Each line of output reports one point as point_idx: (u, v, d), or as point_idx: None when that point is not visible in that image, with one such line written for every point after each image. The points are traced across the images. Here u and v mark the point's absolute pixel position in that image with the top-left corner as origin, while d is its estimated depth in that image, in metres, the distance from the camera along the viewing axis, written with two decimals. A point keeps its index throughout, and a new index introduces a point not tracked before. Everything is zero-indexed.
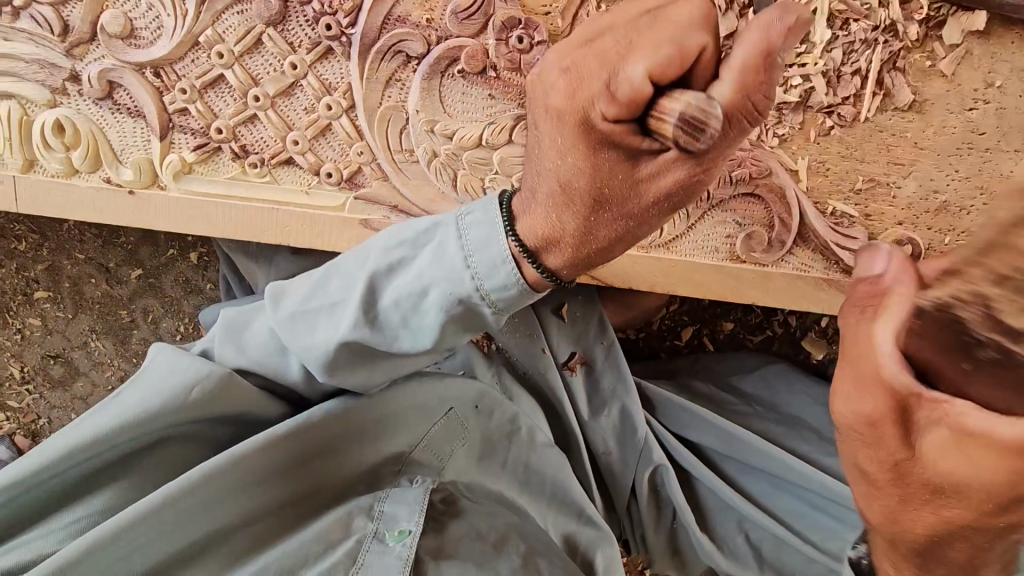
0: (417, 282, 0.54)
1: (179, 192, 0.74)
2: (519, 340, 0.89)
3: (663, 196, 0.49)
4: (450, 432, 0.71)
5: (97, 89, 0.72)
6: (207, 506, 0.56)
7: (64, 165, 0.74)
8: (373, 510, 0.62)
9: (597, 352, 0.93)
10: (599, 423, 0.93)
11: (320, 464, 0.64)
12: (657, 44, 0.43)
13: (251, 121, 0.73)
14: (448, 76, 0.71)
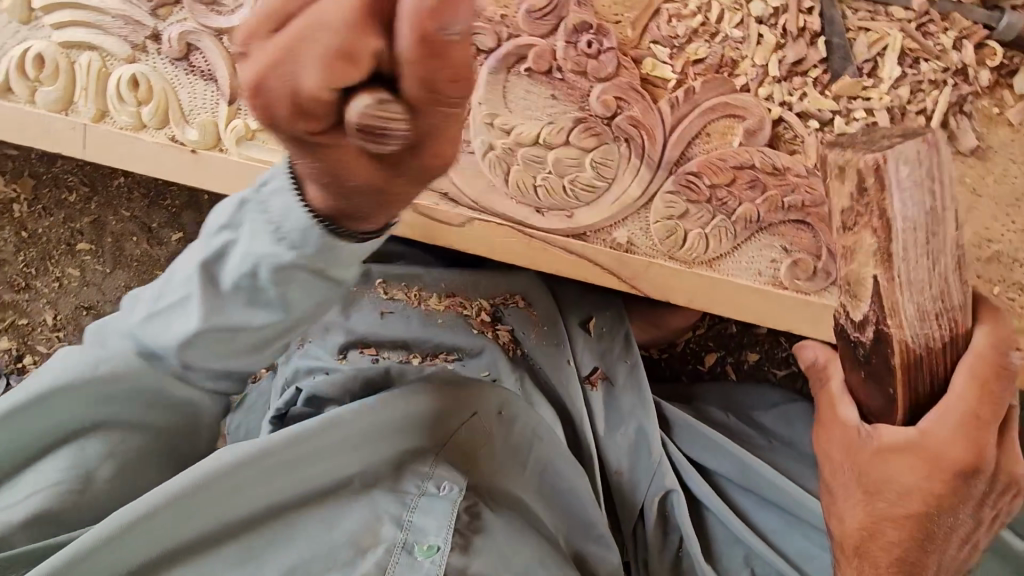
0: (246, 262, 0.52)
1: (239, 156, 0.76)
2: (545, 348, 0.96)
3: (398, 180, 0.44)
4: (475, 436, 0.72)
5: (175, 49, 0.74)
6: (240, 490, 0.59)
7: (135, 119, 0.76)
8: (402, 519, 0.63)
9: (620, 369, 0.97)
10: (617, 440, 0.92)
11: (347, 456, 0.65)
12: (324, 53, 0.38)
13: None
14: (514, 74, 0.72)
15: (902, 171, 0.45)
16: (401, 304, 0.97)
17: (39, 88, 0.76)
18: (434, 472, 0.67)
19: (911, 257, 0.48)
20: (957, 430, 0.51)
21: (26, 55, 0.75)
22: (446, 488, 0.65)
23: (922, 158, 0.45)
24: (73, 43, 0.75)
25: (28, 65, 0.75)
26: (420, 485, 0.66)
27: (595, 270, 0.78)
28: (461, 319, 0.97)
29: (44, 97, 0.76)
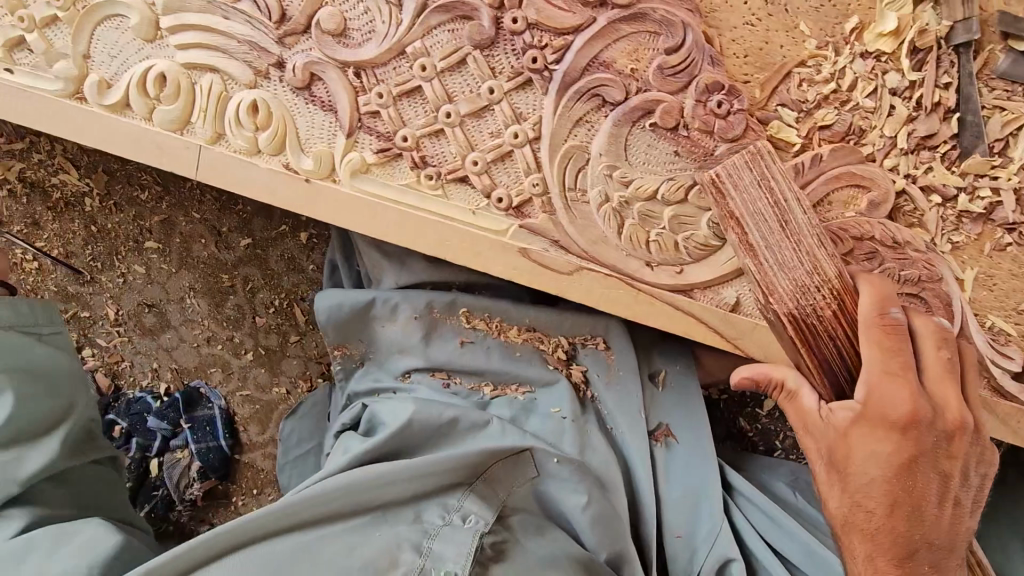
0: None
1: (352, 189, 0.76)
2: (615, 395, 0.95)
3: None
4: (507, 471, 0.79)
5: (298, 78, 0.74)
6: (269, 517, 0.70)
7: (249, 144, 0.76)
8: (422, 546, 0.71)
9: (692, 427, 0.96)
10: (678, 503, 0.91)
11: (377, 490, 0.75)
12: None
13: (437, 135, 0.74)
14: (637, 127, 0.72)
15: (745, 176, 0.68)
16: (481, 335, 0.98)
17: (157, 106, 0.76)
18: (462, 506, 0.76)
19: (765, 228, 0.69)
20: (878, 384, 0.65)
21: (148, 73, 0.75)
22: (471, 521, 0.73)
23: (750, 167, 0.68)
24: (196, 64, 0.74)
25: (148, 83, 0.75)
26: (443, 518, 0.75)
27: (700, 331, 0.77)
28: (537, 349, 0.99)
29: (161, 116, 0.76)
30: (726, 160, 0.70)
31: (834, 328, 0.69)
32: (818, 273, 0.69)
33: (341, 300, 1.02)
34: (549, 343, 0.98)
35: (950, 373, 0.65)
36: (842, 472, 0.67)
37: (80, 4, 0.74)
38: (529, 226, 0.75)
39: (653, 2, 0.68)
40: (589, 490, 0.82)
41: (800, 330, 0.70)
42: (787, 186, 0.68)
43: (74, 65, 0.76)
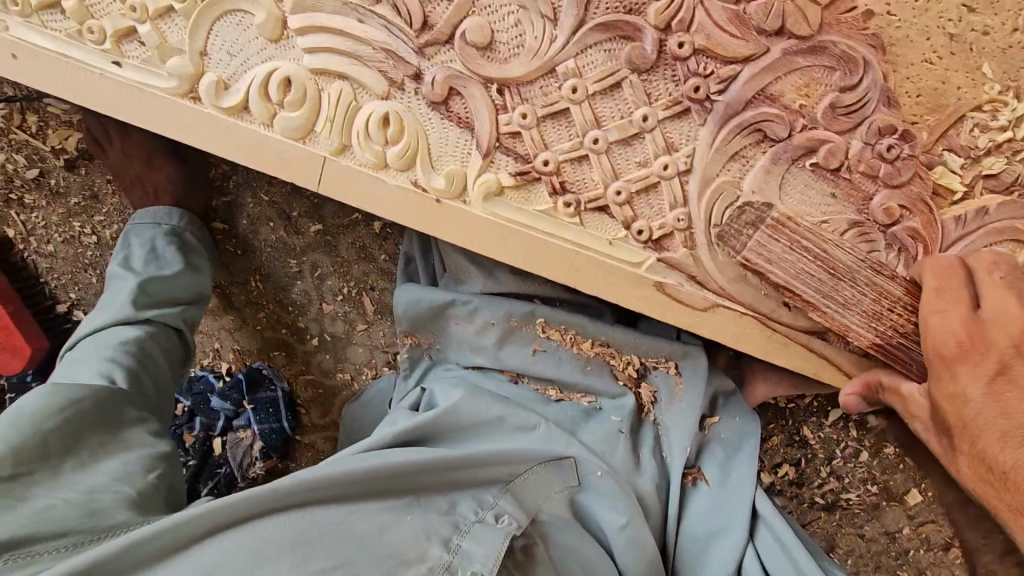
0: (125, 234, 1.12)
1: (483, 212, 0.72)
2: (676, 419, 0.92)
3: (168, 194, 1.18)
4: (542, 480, 0.78)
5: (437, 92, 0.69)
6: (297, 486, 0.63)
7: (377, 158, 0.72)
8: (451, 542, 0.65)
9: (734, 471, 0.90)
10: (695, 545, 0.86)
11: (415, 476, 0.71)
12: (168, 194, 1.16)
13: (580, 160, 0.70)
14: (796, 166, 0.68)
15: (764, 243, 0.69)
16: (555, 346, 0.95)
17: (279, 112, 0.71)
18: (496, 505, 0.71)
19: (806, 281, 0.69)
20: (929, 318, 0.65)
21: (272, 76, 0.69)
22: (505, 521, 0.68)
23: (772, 241, 0.69)
24: (325, 70, 0.69)
25: (271, 87, 0.70)
26: (478, 516, 0.69)
27: (813, 371, 0.76)
28: (606, 364, 0.96)
29: (283, 123, 0.71)
30: (778, 202, 0.69)
31: (898, 323, 0.69)
32: (887, 297, 0.69)
33: (420, 295, 1.00)
34: (621, 359, 0.96)
35: (1009, 288, 0.62)
36: (964, 440, 0.63)
37: None
38: (667, 260, 0.73)
39: (835, 35, 0.63)
40: (630, 511, 0.79)
41: (875, 345, 0.71)
42: (810, 234, 0.68)
43: (189, 62, 0.70)
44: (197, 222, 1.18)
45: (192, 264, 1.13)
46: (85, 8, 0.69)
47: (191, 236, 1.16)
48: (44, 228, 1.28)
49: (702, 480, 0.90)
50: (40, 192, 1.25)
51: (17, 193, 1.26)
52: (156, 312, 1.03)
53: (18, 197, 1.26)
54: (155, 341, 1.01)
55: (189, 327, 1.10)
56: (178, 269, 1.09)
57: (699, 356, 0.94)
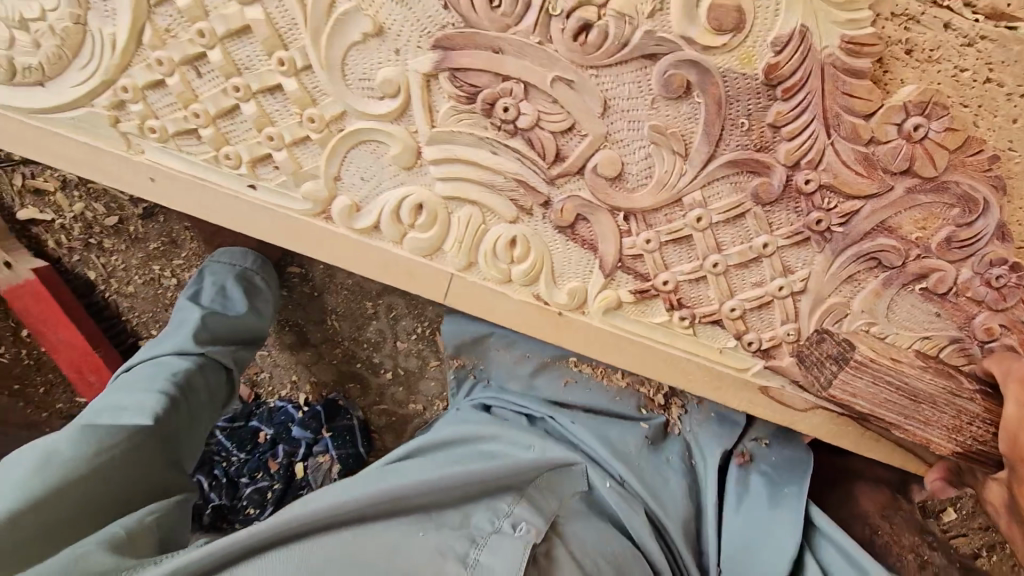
0: (197, 274, 1.17)
1: (602, 324, 0.77)
2: (705, 432, 0.88)
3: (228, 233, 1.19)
4: (552, 487, 0.70)
5: (564, 219, 0.71)
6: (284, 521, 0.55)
7: (503, 275, 0.75)
8: (468, 557, 0.56)
9: (786, 486, 0.81)
10: (734, 556, 0.78)
11: (422, 501, 0.62)
12: None
13: (698, 280, 0.74)
14: (905, 288, 0.72)
15: (856, 382, 0.71)
16: (586, 378, 0.91)
17: (409, 232, 0.74)
18: (512, 513, 0.61)
19: (897, 409, 0.71)
20: (1021, 433, 0.67)
21: (404, 202, 0.72)
22: (523, 527, 0.59)
23: (855, 378, 0.71)
24: (456, 196, 0.72)
25: (403, 212, 0.73)
26: (495, 526, 0.60)
27: (899, 460, 0.83)
28: (636, 393, 0.92)
29: (413, 243, 0.74)
30: (857, 342, 0.72)
31: (976, 430, 0.71)
32: (966, 413, 0.71)
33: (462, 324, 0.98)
34: (650, 384, 0.91)
35: None
36: None
37: (336, 126, 0.70)
38: (773, 366, 0.78)
39: (958, 175, 0.66)
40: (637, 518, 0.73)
41: (959, 450, 0.72)
42: (888, 369, 0.71)
43: (324, 187, 0.72)
44: (266, 267, 1.22)
45: (252, 304, 1.15)
46: (222, 135, 0.71)
47: (258, 278, 1.20)
48: (123, 271, 1.31)
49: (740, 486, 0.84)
50: (118, 238, 1.27)
51: (96, 238, 1.27)
52: (211, 346, 1.05)
53: (96, 242, 1.28)
54: (202, 374, 1.00)
55: (238, 368, 1.11)
56: (241, 309, 1.12)
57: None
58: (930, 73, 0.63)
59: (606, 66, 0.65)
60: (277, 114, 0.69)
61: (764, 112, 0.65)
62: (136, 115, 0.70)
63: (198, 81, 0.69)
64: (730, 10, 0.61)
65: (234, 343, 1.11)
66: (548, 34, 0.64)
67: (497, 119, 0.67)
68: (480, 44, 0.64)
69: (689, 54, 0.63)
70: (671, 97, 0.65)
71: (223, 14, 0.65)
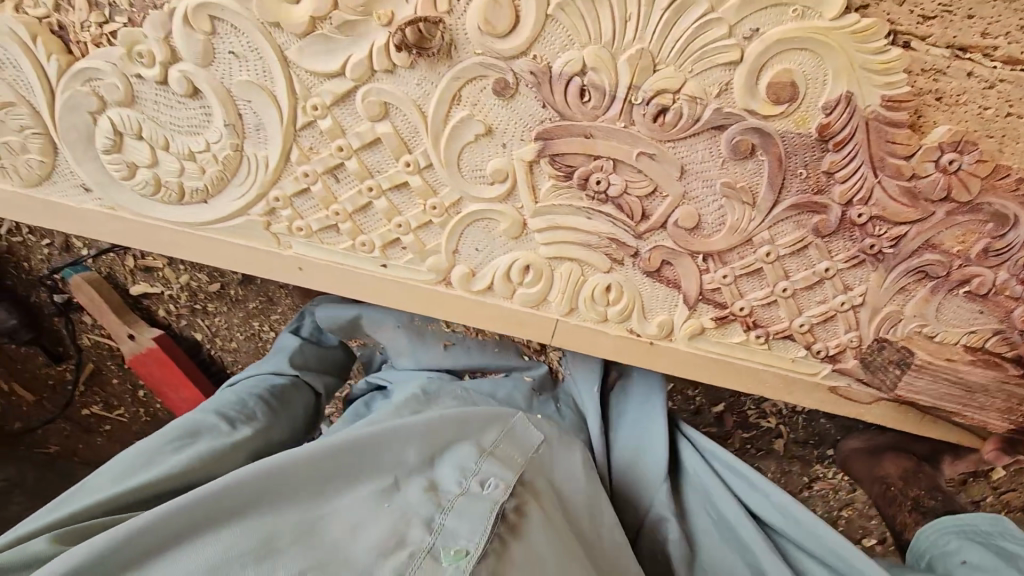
0: (299, 315, 1.27)
1: (689, 347, 0.89)
2: (580, 373, 1.04)
3: None
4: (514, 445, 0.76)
5: (651, 265, 0.84)
6: (253, 497, 0.59)
7: (601, 315, 0.88)
8: (432, 523, 0.62)
9: (649, 398, 0.99)
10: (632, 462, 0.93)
11: (377, 464, 0.67)
12: None
13: (770, 304, 0.86)
14: (951, 293, 0.83)
15: (917, 382, 0.88)
16: (461, 337, 1.07)
17: (518, 289, 0.87)
18: (480, 471, 0.69)
19: (953, 398, 0.88)
20: None
21: (514, 264, 0.85)
22: (491, 486, 0.67)
23: (915, 379, 0.88)
24: (558, 255, 0.84)
25: (513, 272, 0.86)
26: (456, 493, 0.66)
27: (954, 437, 0.94)
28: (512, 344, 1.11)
29: (523, 297, 0.87)
30: (917, 349, 0.87)
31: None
32: (1014, 397, 0.86)
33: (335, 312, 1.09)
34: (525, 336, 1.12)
35: None
36: None
37: (454, 209, 0.82)
38: (839, 368, 0.90)
39: (991, 197, 0.76)
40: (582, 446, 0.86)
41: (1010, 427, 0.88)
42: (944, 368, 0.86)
43: (445, 259, 0.85)
44: None
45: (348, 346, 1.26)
46: (357, 227, 0.84)
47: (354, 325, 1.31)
48: (227, 329, 1.44)
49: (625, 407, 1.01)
50: (220, 301, 1.40)
51: (201, 303, 1.41)
52: (304, 371, 1.12)
53: (201, 306, 1.41)
54: (298, 393, 1.06)
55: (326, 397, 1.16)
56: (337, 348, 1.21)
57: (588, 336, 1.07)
58: (959, 114, 0.73)
59: (682, 139, 0.76)
60: (403, 205, 0.82)
61: (819, 162, 0.76)
62: (286, 218, 0.84)
63: (336, 185, 0.82)
64: (785, 85, 0.72)
65: (323, 372, 1.19)
66: (631, 118, 0.75)
67: (591, 190, 0.79)
68: (575, 132, 0.76)
69: (753, 123, 0.74)
70: (738, 158, 0.77)
71: (358, 131, 0.78)
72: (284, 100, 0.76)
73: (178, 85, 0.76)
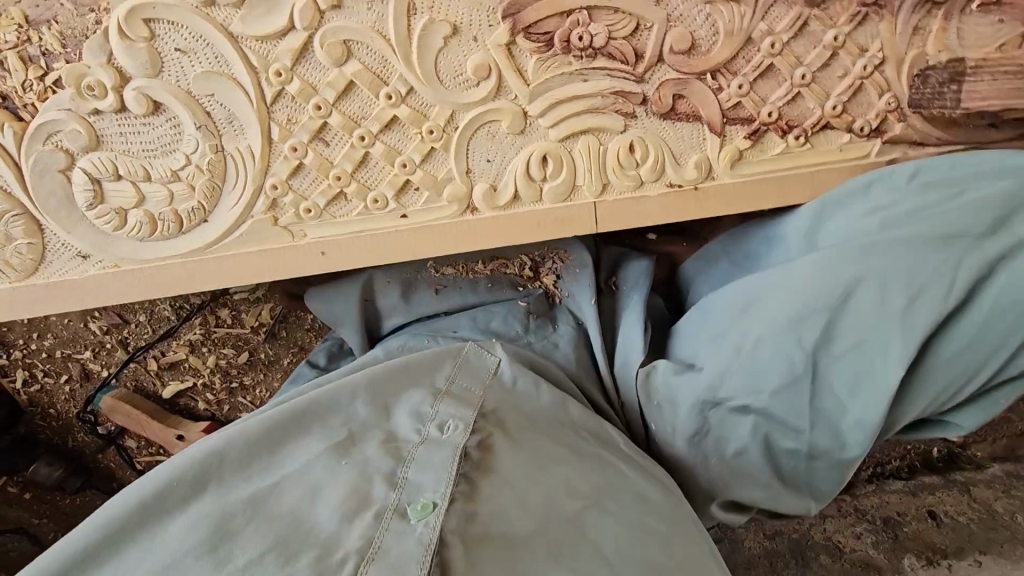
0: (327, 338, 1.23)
1: (735, 178, 0.84)
2: (575, 287, 1.03)
3: None
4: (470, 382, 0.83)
5: (664, 104, 0.79)
6: (207, 477, 0.63)
7: (635, 180, 0.83)
8: (397, 478, 0.64)
9: (633, 295, 0.98)
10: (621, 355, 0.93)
11: (329, 426, 0.72)
12: None
13: (795, 99, 0.81)
14: (965, 13, 0.79)
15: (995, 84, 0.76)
16: (452, 279, 1.05)
17: (543, 186, 0.82)
18: (437, 415, 0.73)
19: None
20: None
21: (530, 160, 0.81)
22: (449, 427, 0.71)
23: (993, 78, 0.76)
24: (570, 133, 0.80)
25: (533, 169, 0.81)
26: (418, 446, 0.68)
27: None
28: (506, 275, 1.07)
29: (552, 193, 0.82)
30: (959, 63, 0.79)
31: None
32: None
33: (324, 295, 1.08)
34: (513, 264, 1.06)
35: None
36: None
37: (450, 127, 0.78)
38: (888, 139, 0.84)
39: None
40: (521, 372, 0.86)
41: None
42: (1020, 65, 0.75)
43: (461, 183, 0.81)
44: None
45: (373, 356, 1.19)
46: (363, 184, 0.80)
47: None
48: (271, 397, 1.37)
49: (620, 306, 1.00)
50: (255, 369, 1.34)
51: (237, 380, 1.34)
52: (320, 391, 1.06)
53: (239, 383, 1.35)
54: None
55: None
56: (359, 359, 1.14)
57: (581, 246, 1.03)
58: None
59: None
60: (400, 143, 0.79)
61: None
62: (290, 205, 0.79)
63: (327, 149, 0.78)
64: None
65: None
66: None
67: (575, 50, 0.76)
68: None
69: None
70: None
71: (328, 82, 0.74)
72: (245, 78, 0.73)
73: (137, 105, 0.72)
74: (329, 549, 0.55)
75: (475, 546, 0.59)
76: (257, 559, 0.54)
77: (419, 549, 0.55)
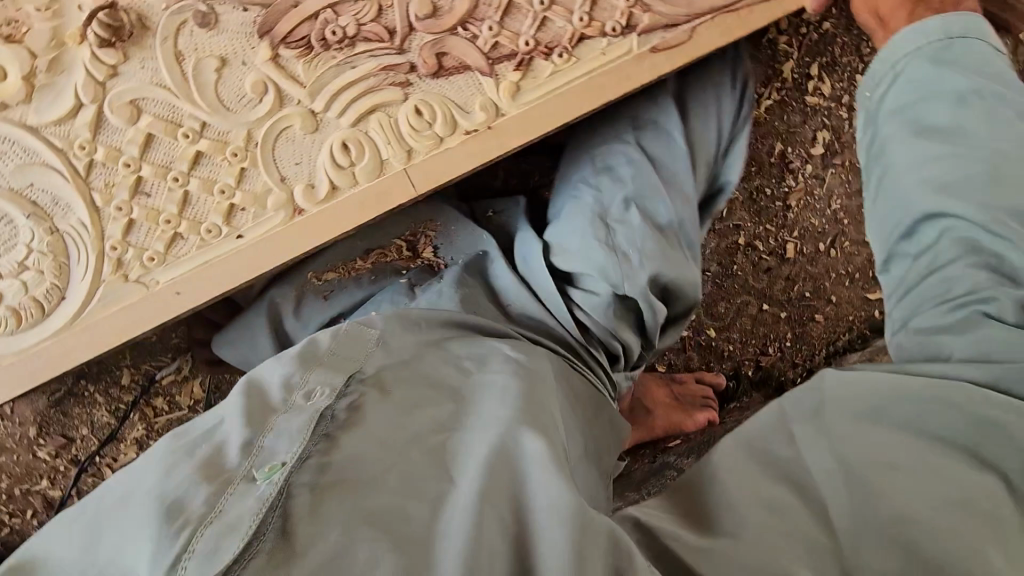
0: None
1: (521, 106, 0.92)
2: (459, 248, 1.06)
3: None
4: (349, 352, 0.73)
5: (431, 65, 0.88)
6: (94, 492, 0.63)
7: (433, 138, 0.91)
8: (252, 446, 0.59)
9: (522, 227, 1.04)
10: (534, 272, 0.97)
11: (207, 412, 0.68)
12: None
13: (544, 23, 0.90)
14: None
15: None
16: (338, 283, 1.07)
17: (354, 169, 0.90)
18: (307, 385, 0.66)
19: None
20: None
21: (333, 150, 0.89)
22: (318, 395, 0.65)
23: None
24: (360, 116, 0.89)
25: (338, 156, 0.89)
26: (282, 411, 0.63)
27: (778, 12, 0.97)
28: (389, 264, 1.10)
29: (364, 173, 0.90)
30: None
31: None
32: None
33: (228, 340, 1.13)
34: (392, 249, 1.09)
35: None
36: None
37: (252, 144, 0.87)
38: (641, 31, 0.93)
39: None
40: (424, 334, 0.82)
41: None
42: None
43: (281, 191, 0.88)
44: None
45: None
46: (193, 220, 0.87)
47: None
48: None
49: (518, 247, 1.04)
50: None
51: None
52: None
53: None
54: None
55: None
56: None
57: (448, 210, 1.09)
58: None
59: None
60: (214, 172, 0.87)
61: None
62: (134, 259, 0.87)
63: (151, 199, 0.86)
64: None
65: None
66: None
67: (334, 44, 0.85)
68: (281, 10, 0.83)
69: None
70: None
71: (129, 139, 0.83)
72: (55, 160, 0.82)
73: None
74: (174, 514, 0.53)
75: (321, 495, 0.56)
76: (111, 553, 0.53)
77: (257, 508, 0.53)
